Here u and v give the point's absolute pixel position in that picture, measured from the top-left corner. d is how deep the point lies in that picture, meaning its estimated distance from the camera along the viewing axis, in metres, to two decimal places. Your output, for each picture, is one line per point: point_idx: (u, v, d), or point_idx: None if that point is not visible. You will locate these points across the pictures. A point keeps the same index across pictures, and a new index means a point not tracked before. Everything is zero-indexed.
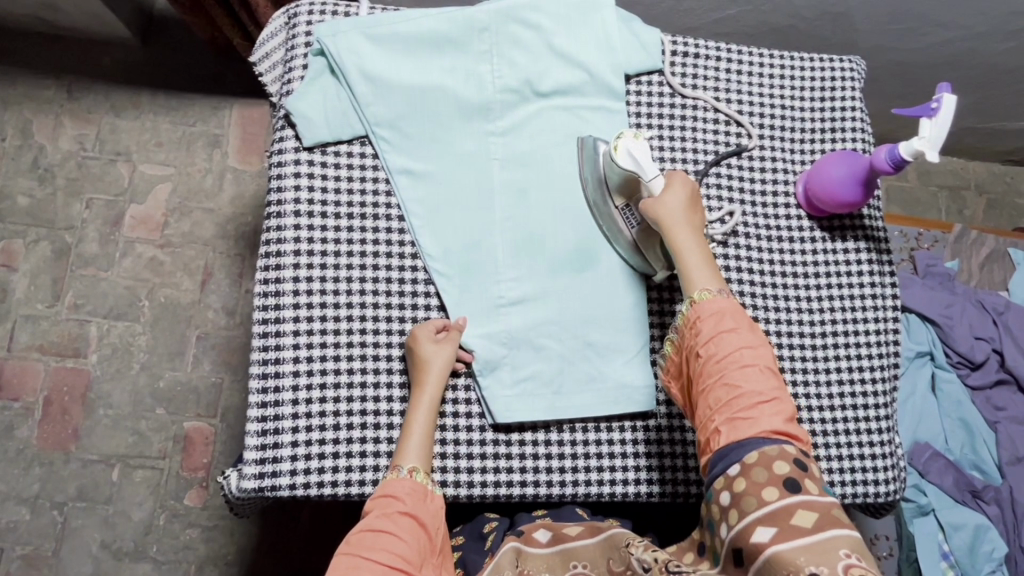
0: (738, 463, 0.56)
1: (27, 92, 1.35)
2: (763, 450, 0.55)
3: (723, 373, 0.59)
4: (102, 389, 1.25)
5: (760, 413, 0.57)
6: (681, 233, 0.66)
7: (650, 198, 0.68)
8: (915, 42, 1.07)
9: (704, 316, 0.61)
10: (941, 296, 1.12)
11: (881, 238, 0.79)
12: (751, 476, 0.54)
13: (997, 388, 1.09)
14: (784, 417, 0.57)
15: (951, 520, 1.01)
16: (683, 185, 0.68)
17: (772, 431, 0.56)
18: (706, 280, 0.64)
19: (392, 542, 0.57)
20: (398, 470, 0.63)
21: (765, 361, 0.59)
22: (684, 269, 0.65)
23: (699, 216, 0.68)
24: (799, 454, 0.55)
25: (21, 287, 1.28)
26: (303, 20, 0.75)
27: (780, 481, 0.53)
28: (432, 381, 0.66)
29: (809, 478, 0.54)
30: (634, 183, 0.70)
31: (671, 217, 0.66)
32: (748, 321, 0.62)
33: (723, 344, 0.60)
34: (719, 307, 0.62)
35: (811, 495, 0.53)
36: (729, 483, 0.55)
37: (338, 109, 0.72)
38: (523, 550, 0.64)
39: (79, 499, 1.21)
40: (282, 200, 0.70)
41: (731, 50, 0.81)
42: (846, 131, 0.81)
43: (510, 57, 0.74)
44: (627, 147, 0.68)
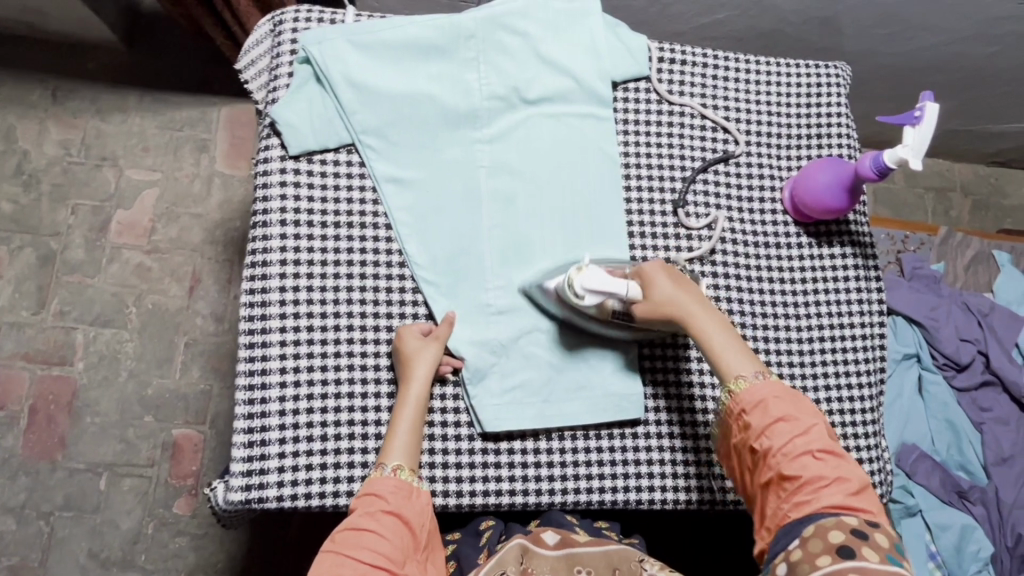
0: (796, 539, 0.55)
1: (11, 96, 1.33)
2: (818, 523, 0.54)
3: (777, 462, 0.58)
4: (89, 397, 1.23)
5: (818, 492, 0.56)
6: (693, 317, 0.65)
7: (637, 305, 0.66)
8: (899, 47, 1.08)
9: (750, 408, 0.61)
10: (927, 298, 1.13)
11: (867, 243, 0.80)
12: (808, 546, 0.53)
13: (982, 390, 1.10)
14: (845, 494, 0.56)
15: (937, 520, 1.02)
16: (659, 272, 0.67)
17: (831, 507, 0.55)
18: (741, 366, 0.63)
19: (374, 541, 0.56)
20: (382, 467, 0.62)
21: (819, 442, 0.59)
22: (716, 358, 0.64)
23: (692, 288, 0.67)
24: (861, 525, 0.53)
25: (5, 294, 1.26)
26: (288, 27, 0.74)
27: (836, 549, 0.52)
28: (417, 378, 0.65)
29: (868, 545, 0.52)
30: (608, 303, 0.67)
31: (672, 308, 0.65)
32: (799, 401, 0.61)
33: (773, 429, 0.60)
34: (762, 394, 0.61)
35: (871, 562, 0.50)
36: (785, 555, 0.54)
37: (325, 117, 0.71)
38: (530, 548, 0.64)
39: (66, 509, 1.19)
40: (268, 209, 0.70)
41: (718, 57, 0.81)
42: (832, 137, 0.81)
43: (498, 64, 0.74)
44: (582, 286, 0.64)
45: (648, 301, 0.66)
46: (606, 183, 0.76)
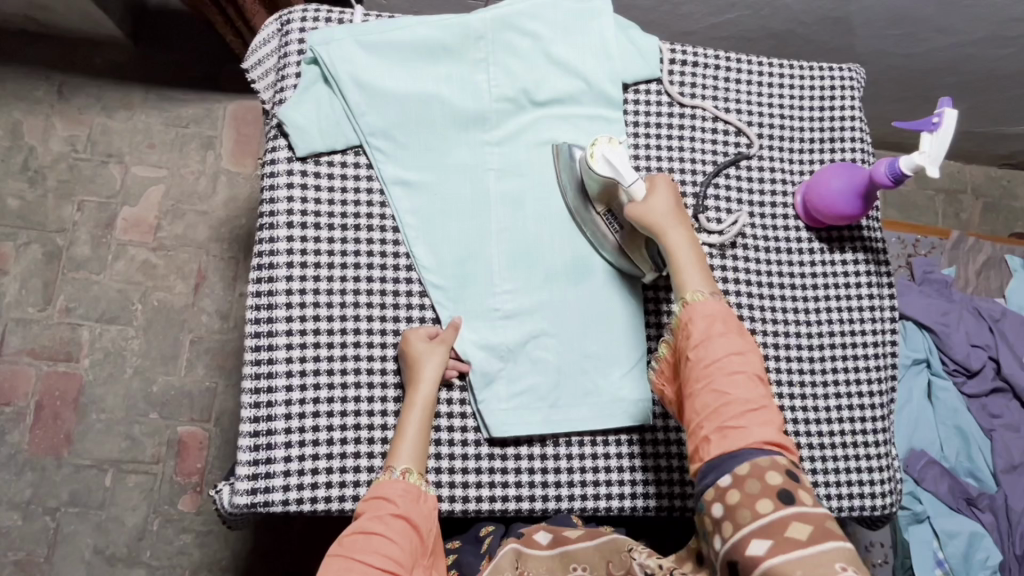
0: (729, 474, 0.54)
1: (17, 92, 1.33)
2: (754, 461, 0.54)
3: (711, 381, 0.58)
4: (95, 394, 1.24)
5: (750, 422, 0.56)
6: (669, 234, 0.66)
7: (633, 204, 0.67)
8: (913, 48, 1.07)
9: (694, 321, 0.61)
10: (938, 303, 1.12)
11: (879, 249, 0.79)
12: (744, 487, 0.53)
13: (992, 396, 1.09)
14: (774, 426, 0.57)
15: (945, 527, 1.01)
16: (666, 186, 0.68)
17: (763, 441, 0.55)
18: (699, 282, 0.64)
19: (384, 545, 0.56)
20: (392, 471, 0.61)
21: (753, 370, 0.59)
22: (677, 273, 0.65)
23: (688, 215, 0.68)
24: (789, 465, 0.54)
25: (11, 291, 1.26)
26: (295, 27, 0.73)
27: (774, 493, 0.52)
28: (424, 382, 0.65)
29: (801, 488, 0.53)
30: (613, 188, 0.69)
31: (661, 219, 0.66)
32: (739, 330, 0.61)
33: (713, 354, 0.59)
34: (711, 312, 0.61)
35: (806, 507, 0.51)
36: (721, 495, 0.54)
37: (332, 119, 0.71)
38: (523, 552, 0.64)
39: (71, 505, 1.20)
40: (275, 211, 0.69)
41: (730, 58, 0.80)
42: (845, 141, 0.80)
43: (507, 65, 0.73)
44: (603, 153, 0.67)
45: (645, 203, 0.67)
46: None
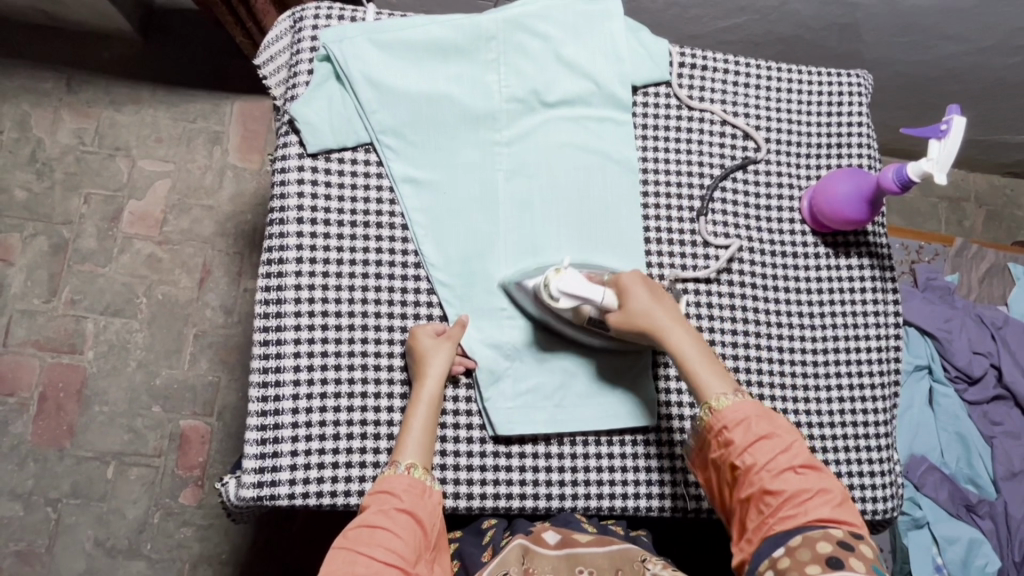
0: (783, 546, 0.55)
1: (26, 84, 1.33)
2: (807, 535, 0.54)
3: (761, 478, 0.58)
4: (98, 386, 1.24)
5: (805, 508, 0.56)
6: (669, 335, 0.64)
7: (613, 314, 0.65)
8: (919, 56, 1.07)
9: (730, 425, 0.60)
10: (940, 310, 1.13)
11: (884, 255, 0.79)
12: (795, 554, 0.54)
13: (993, 403, 1.10)
14: (830, 509, 0.56)
15: (944, 534, 1.02)
16: (638, 285, 0.66)
17: (818, 520, 0.55)
18: (717, 385, 0.62)
19: (388, 539, 0.56)
20: (397, 465, 0.62)
21: (801, 458, 0.59)
22: (693, 378, 0.63)
23: (668, 302, 0.66)
24: (845, 537, 0.54)
25: (17, 282, 1.26)
26: (308, 25, 0.74)
27: (824, 560, 0.53)
28: (431, 378, 0.65)
29: (854, 556, 0.53)
30: (584, 308, 0.66)
31: (650, 324, 0.64)
32: (778, 418, 0.61)
33: (755, 445, 0.59)
34: (744, 412, 0.60)
35: (857, 573, 0.51)
36: (772, 564, 0.54)
37: (343, 116, 0.71)
38: (531, 548, 0.64)
39: (73, 496, 1.20)
40: (285, 206, 0.70)
41: (739, 63, 0.81)
42: (852, 146, 0.81)
43: (518, 66, 0.74)
44: (558, 288, 0.63)
45: (625, 311, 0.64)
46: (623, 189, 0.75)
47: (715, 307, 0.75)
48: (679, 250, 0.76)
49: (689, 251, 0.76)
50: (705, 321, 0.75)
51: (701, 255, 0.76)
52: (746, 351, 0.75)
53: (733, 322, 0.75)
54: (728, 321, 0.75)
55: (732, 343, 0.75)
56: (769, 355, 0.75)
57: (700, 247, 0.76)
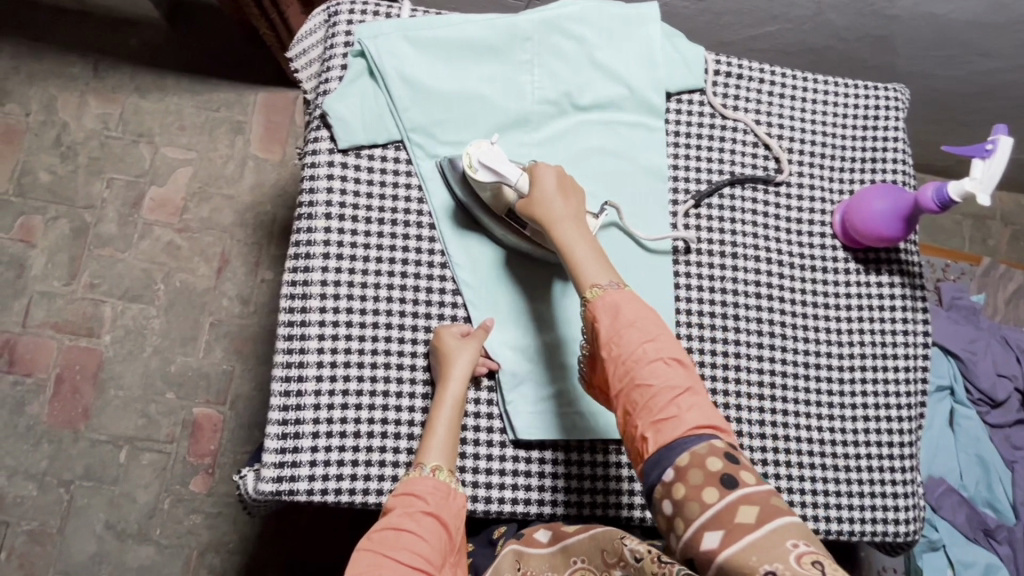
0: (671, 469, 0.52)
1: (53, 68, 1.34)
2: (692, 450, 0.53)
3: (631, 372, 0.57)
4: (114, 370, 1.25)
5: (680, 409, 0.55)
6: (559, 227, 0.64)
7: (522, 200, 0.66)
8: (954, 71, 1.06)
9: (601, 313, 0.60)
10: (965, 329, 1.11)
11: (916, 272, 0.78)
12: (688, 479, 0.51)
13: (1016, 427, 1.08)
14: (702, 409, 0.55)
15: (960, 557, 1.00)
16: (551, 174, 0.66)
17: (695, 427, 0.54)
18: (598, 274, 0.62)
19: (414, 542, 0.56)
20: (421, 468, 0.61)
21: (670, 351, 0.58)
22: (575, 268, 0.63)
23: (574, 200, 0.66)
24: (728, 448, 0.53)
25: (38, 264, 1.27)
26: (343, 19, 0.73)
27: (718, 479, 0.50)
28: (455, 378, 0.65)
29: (743, 470, 0.51)
30: (503, 189, 0.67)
31: (547, 214, 0.65)
32: (648, 312, 0.60)
33: (626, 340, 0.58)
34: (616, 299, 0.60)
35: (749, 487, 0.49)
36: (668, 492, 0.52)
37: (376, 113, 0.71)
38: (524, 552, 0.63)
39: (85, 478, 1.21)
40: (314, 201, 0.69)
41: (775, 72, 0.80)
42: (887, 161, 0.80)
43: (552, 68, 0.73)
44: (478, 160, 0.65)
45: (530, 199, 0.66)
46: (653, 196, 0.74)
47: (741, 319, 0.74)
48: (707, 259, 0.75)
49: (717, 261, 0.75)
50: (731, 333, 0.74)
51: (729, 266, 0.75)
52: (772, 364, 0.74)
53: (759, 334, 0.74)
54: (753, 333, 0.74)
55: (758, 355, 0.74)
56: (794, 371, 0.74)
57: (727, 257, 0.75)
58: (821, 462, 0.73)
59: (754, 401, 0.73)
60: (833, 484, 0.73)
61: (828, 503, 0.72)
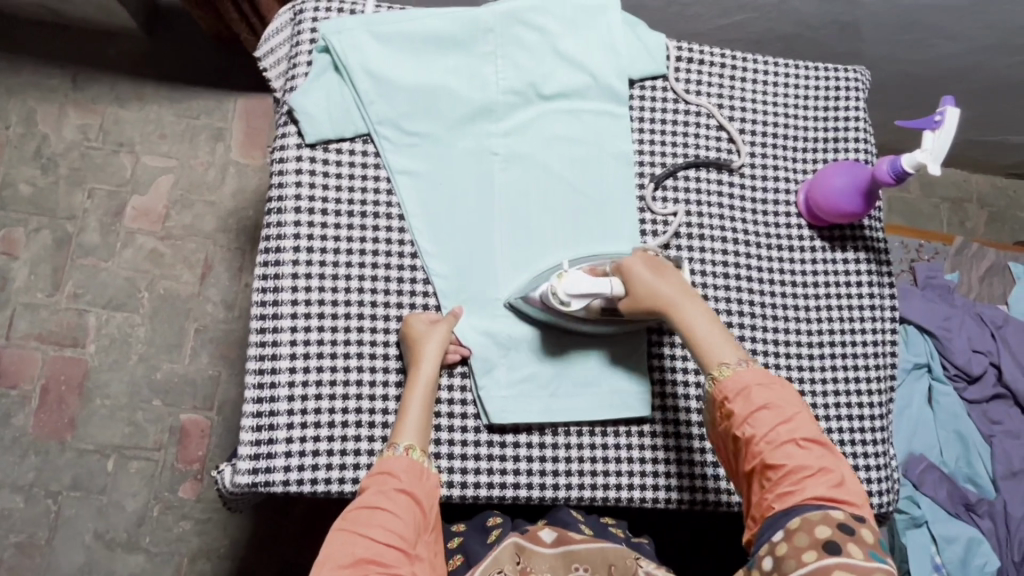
0: (781, 531, 0.55)
1: (31, 80, 1.34)
2: (805, 517, 0.54)
3: (762, 450, 0.58)
4: (99, 380, 1.25)
5: (803, 484, 0.56)
6: (680, 310, 0.65)
7: (624, 301, 0.67)
8: (918, 55, 1.08)
9: (732, 393, 0.61)
10: (940, 308, 1.12)
11: (881, 249, 0.79)
12: (793, 541, 0.53)
13: (993, 402, 1.10)
14: (830, 486, 0.56)
15: (943, 533, 1.01)
16: (641, 265, 0.67)
17: (816, 501, 0.55)
18: (724, 353, 0.63)
19: (388, 519, 0.57)
20: (396, 447, 0.62)
21: (805, 432, 0.58)
22: (697, 346, 0.64)
23: (672, 276, 0.67)
24: (847, 519, 0.53)
25: (21, 276, 1.28)
26: (309, 16, 0.75)
27: (821, 545, 0.52)
28: (426, 359, 0.65)
29: (854, 541, 0.52)
30: (593, 303, 0.68)
31: (654, 301, 0.65)
32: (782, 390, 0.61)
33: (759, 419, 0.59)
34: (746, 378, 0.61)
35: (856, 559, 0.50)
36: (770, 548, 0.54)
37: (341, 107, 0.72)
38: (525, 546, 0.64)
39: (73, 489, 1.21)
40: (283, 196, 0.70)
41: (736, 57, 0.81)
42: (849, 140, 0.81)
43: (515, 59, 0.74)
44: (566, 291, 0.66)
45: (632, 297, 0.66)
46: (620, 179, 0.76)
47: (709, 300, 0.75)
48: (675, 242, 0.76)
49: (685, 243, 0.76)
50: None
51: (697, 247, 0.76)
52: (742, 342, 0.75)
53: (729, 313, 0.75)
54: (723, 314, 0.75)
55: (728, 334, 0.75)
56: (764, 349, 0.75)
57: (695, 239, 0.77)
58: None
59: None
60: None
61: None
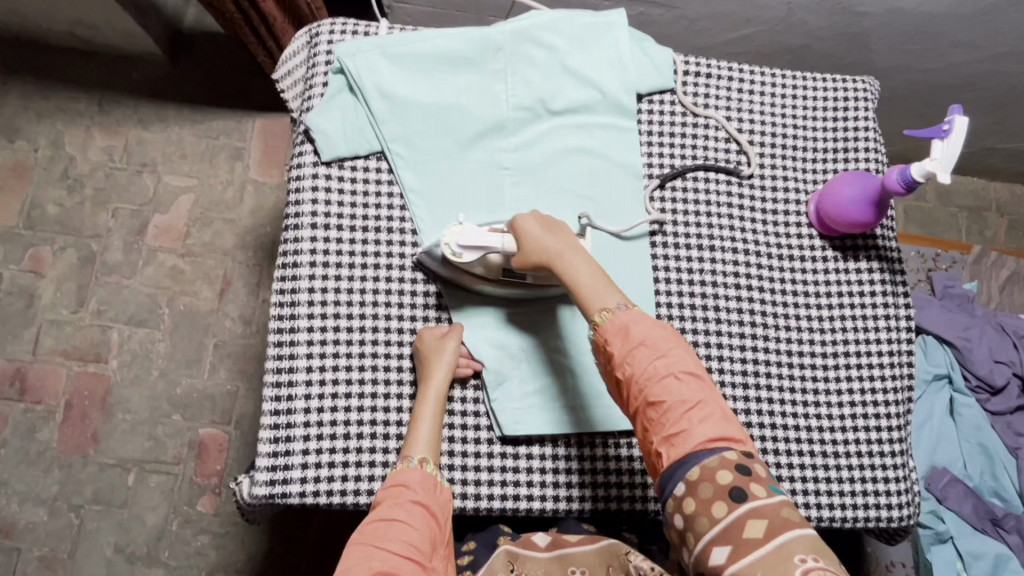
0: (683, 483, 0.54)
1: (58, 104, 1.39)
2: (703, 464, 0.54)
3: (645, 390, 0.58)
4: (121, 395, 1.27)
5: (692, 423, 0.56)
6: (559, 261, 0.65)
7: (514, 256, 0.67)
8: (930, 63, 1.07)
9: (612, 335, 0.61)
10: (959, 318, 1.11)
11: (894, 258, 0.79)
12: (699, 493, 0.53)
13: (1017, 414, 1.07)
14: (717, 420, 0.57)
15: (969, 549, 0.98)
16: (534, 222, 0.67)
17: (709, 441, 0.55)
18: (603, 299, 0.63)
19: (406, 532, 0.57)
20: (409, 460, 0.63)
21: (681, 365, 0.59)
22: (581, 297, 0.64)
23: (564, 234, 0.67)
24: (742, 459, 0.55)
25: (47, 293, 1.31)
26: (324, 39, 0.77)
27: (728, 493, 0.52)
28: (437, 375, 0.66)
29: (754, 482, 0.53)
30: (490, 258, 0.68)
31: (542, 254, 0.65)
32: (659, 328, 0.62)
33: (637, 358, 0.59)
34: (624, 321, 0.61)
35: (760, 499, 0.52)
36: (679, 506, 0.54)
37: (356, 126, 0.74)
38: (518, 553, 0.66)
39: (95, 502, 1.23)
40: (300, 213, 0.72)
41: (742, 71, 0.82)
42: (859, 151, 0.81)
43: (524, 76, 0.76)
44: (457, 243, 0.67)
45: (522, 251, 0.66)
46: (629, 192, 0.76)
47: (721, 312, 0.75)
48: (684, 254, 0.76)
49: (694, 254, 0.76)
50: (712, 326, 0.75)
51: (707, 260, 0.76)
52: (755, 355, 0.75)
53: (741, 325, 0.75)
54: (735, 325, 0.75)
55: (740, 346, 0.75)
56: (777, 361, 0.75)
57: (705, 250, 0.77)
58: (809, 449, 0.73)
59: (739, 392, 0.73)
60: (822, 470, 0.73)
61: (819, 489, 0.72)
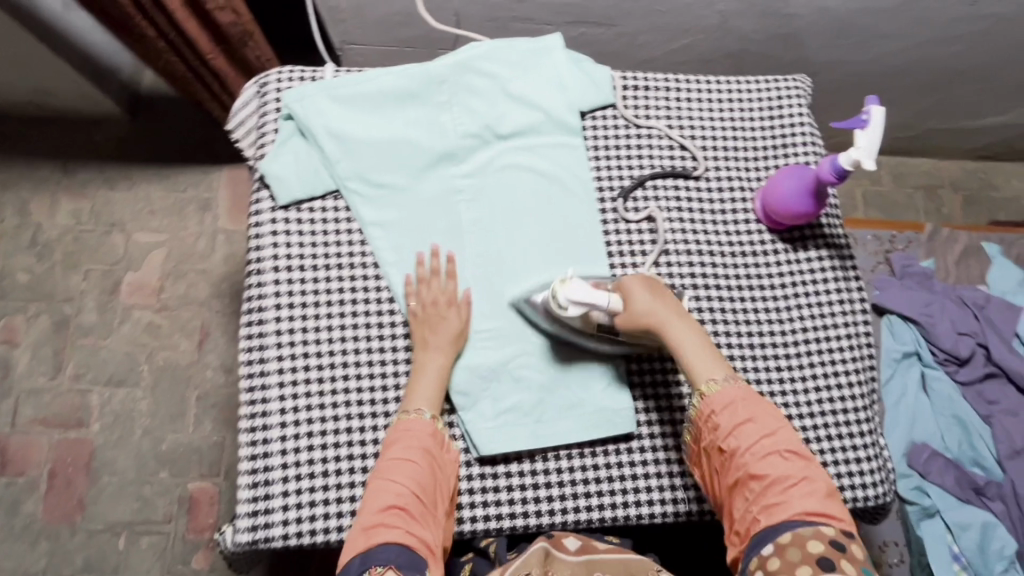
0: (772, 545, 0.56)
1: (22, 173, 1.40)
2: (796, 531, 0.56)
3: (748, 463, 0.61)
4: (106, 457, 1.26)
5: (790, 496, 0.58)
6: (667, 327, 0.67)
7: (619, 317, 0.68)
8: (863, 55, 1.12)
9: (717, 408, 0.64)
10: (920, 295, 1.14)
11: (842, 244, 0.82)
12: (785, 555, 0.55)
13: (987, 382, 1.09)
14: (818, 498, 0.58)
15: (956, 520, 1.01)
16: (641, 286, 0.69)
17: (804, 514, 0.57)
18: (711, 369, 0.65)
19: (418, 475, 0.63)
20: (420, 412, 0.67)
21: (786, 444, 0.62)
22: (687, 364, 0.66)
23: (670, 298, 0.69)
24: (838, 535, 0.56)
25: (23, 361, 1.30)
26: (272, 88, 0.80)
27: (814, 560, 0.54)
28: (445, 335, 0.71)
29: (846, 558, 0.54)
30: (592, 314, 0.69)
31: (651, 318, 0.67)
32: (763, 405, 0.64)
33: (743, 433, 0.62)
34: (731, 396, 0.64)
35: None
36: (762, 564, 0.56)
37: (309, 168, 0.76)
38: (550, 551, 0.63)
39: (86, 571, 1.21)
40: (262, 258, 0.74)
41: (679, 80, 0.85)
42: (797, 146, 0.84)
43: (470, 105, 0.78)
44: (565, 297, 0.67)
45: (626, 313, 0.68)
46: (582, 206, 0.78)
47: None
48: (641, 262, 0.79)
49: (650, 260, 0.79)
50: None
51: (663, 264, 0.79)
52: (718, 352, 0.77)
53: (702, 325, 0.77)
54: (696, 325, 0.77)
55: None
56: (740, 355, 0.77)
57: (661, 255, 0.79)
58: None
59: None
60: None
61: None
